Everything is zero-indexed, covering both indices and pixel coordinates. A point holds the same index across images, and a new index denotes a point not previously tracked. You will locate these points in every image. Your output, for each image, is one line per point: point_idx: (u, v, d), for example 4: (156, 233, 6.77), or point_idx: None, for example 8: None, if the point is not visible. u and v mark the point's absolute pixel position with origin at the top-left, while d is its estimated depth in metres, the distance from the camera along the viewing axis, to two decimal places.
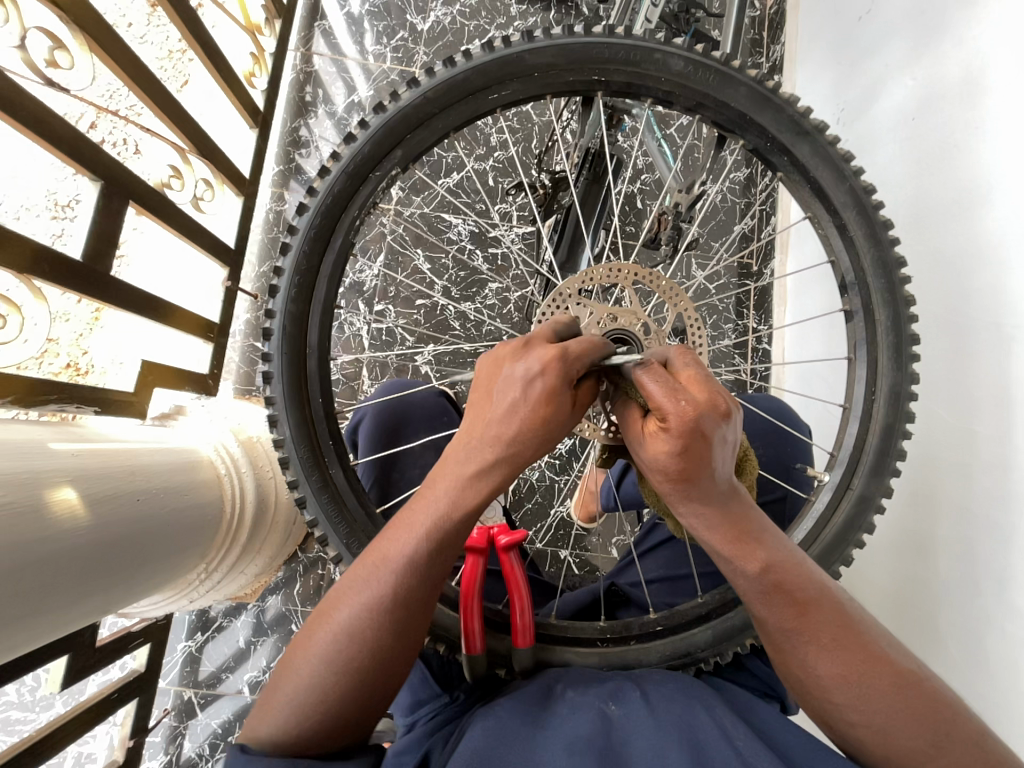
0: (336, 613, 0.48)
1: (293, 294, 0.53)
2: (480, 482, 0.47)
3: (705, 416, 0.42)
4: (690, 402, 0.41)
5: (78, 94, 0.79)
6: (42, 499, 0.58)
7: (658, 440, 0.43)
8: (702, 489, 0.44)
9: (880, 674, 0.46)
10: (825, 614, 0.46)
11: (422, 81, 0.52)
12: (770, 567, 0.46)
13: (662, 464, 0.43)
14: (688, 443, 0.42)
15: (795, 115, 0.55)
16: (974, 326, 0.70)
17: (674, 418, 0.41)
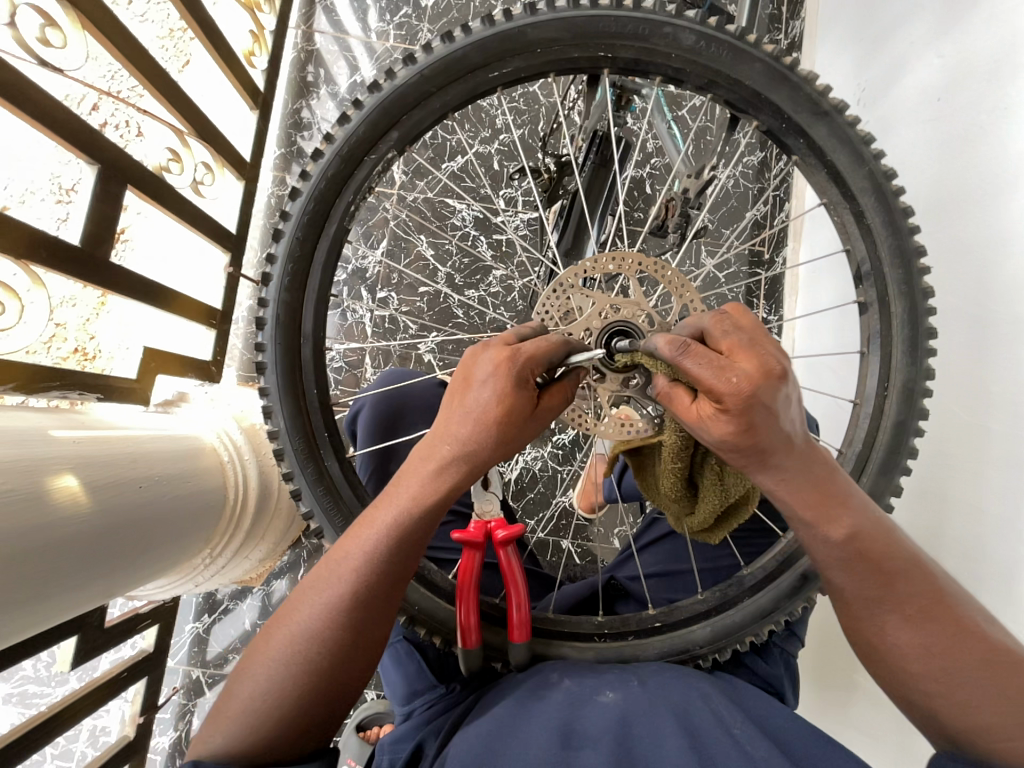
0: (294, 620, 0.48)
1: (286, 282, 0.52)
2: (439, 481, 0.48)
3: (761, 387, 0.39)
4: (744, 378, 0.39)
5: (75, 74, 0.77)
6: (43, 486, 0.58)
7: (721, 416, 0.40)
8: (776, 460, 0.42)
9: (969, 649, 0.45)
10: (910, 583, 0.46)
11: (419, 59, 0.50)
12: (852, 537, 0.45)
13: (729, 442, 0.41)
14: (752, 416, 0.39)
15: (814, 93, 0.52)
16: (993, 319, 0.67)
17: (733, 397, 0.39)
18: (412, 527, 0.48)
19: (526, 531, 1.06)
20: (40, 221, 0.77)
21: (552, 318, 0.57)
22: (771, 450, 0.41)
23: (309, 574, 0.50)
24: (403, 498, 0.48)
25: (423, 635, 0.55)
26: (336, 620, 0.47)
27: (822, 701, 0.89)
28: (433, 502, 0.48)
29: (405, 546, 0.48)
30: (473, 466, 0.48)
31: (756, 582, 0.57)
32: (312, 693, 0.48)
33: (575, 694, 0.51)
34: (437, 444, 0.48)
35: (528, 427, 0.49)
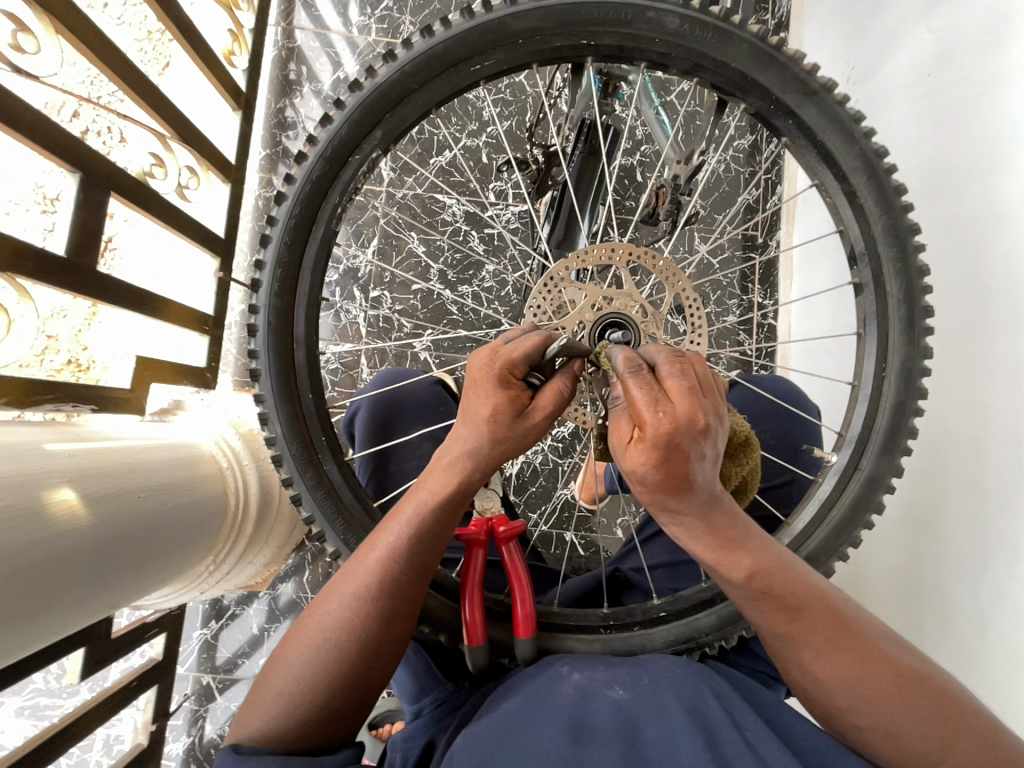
0: (325, 608, 0.48)
1: (276, 288, 0.51)
2: (451, 477, 0.48)
3: (682, 429, 0.39)
4: (668, 415, 0.39)
5: (51, 82, 0.76)
6: (41, 501, 0.57)
7: (631, 455, 0.41)
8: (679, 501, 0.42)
9: (878, 672, 0.46)
10: (820, 622, 0.46)
11: (400, 55, 0.49)
12: (764, 576, 0.45)
13: (638, 476, 0.41)
14: (666, 455, 0.39)
15: (801, 73, 0.51)
16: (989, 294, 0.67)
17: (652, 428, 0.39)
18: (430, 525, 0.48)
19: (529, 525, 1.06)
20: (25, 232, 0.76)
21: (545, 313, 0.56)
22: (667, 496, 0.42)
23: (335, 571, 0.50)
24: (425, 492, 0.48)
25: (430, 634, 0.55)
26: (363, 608, 0.47)
27: None
28: (449, 497, 0.48)
29: (425, 541, 0.48)
30: (492, 460, 0.48)
31: None
32: (343, 681, 0.48)
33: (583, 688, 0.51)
34: (457, 438, 0.48)
35: (523, 431, 0.47)
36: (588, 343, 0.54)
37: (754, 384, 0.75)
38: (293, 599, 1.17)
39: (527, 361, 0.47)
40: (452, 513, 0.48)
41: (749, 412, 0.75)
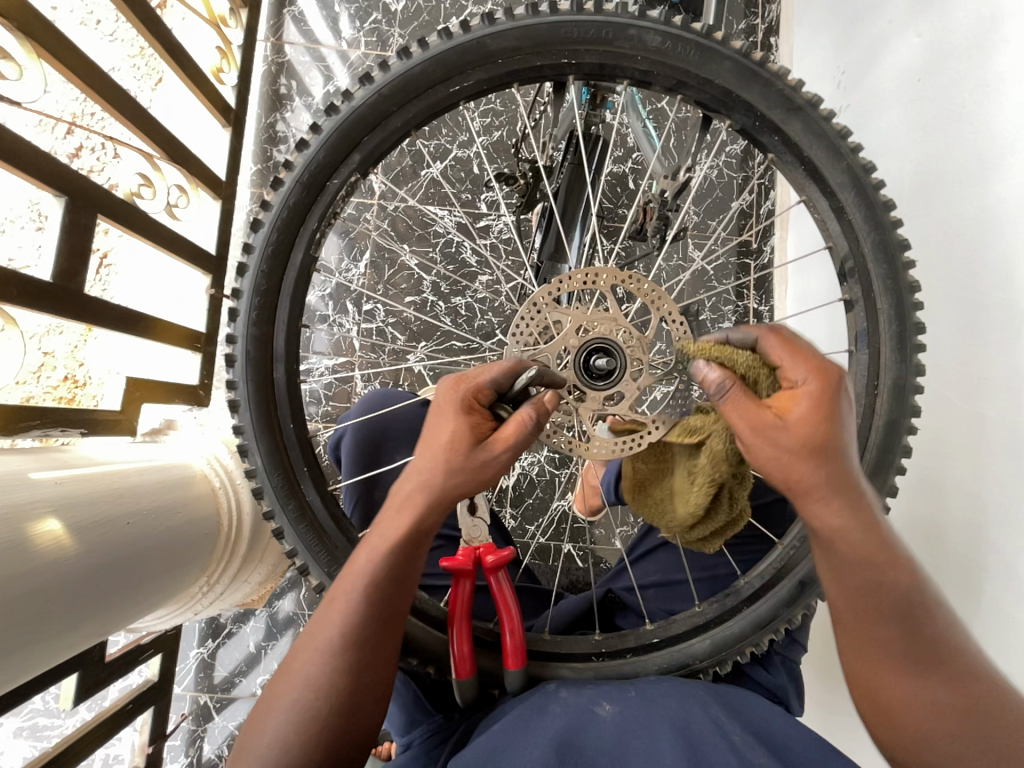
0: (300, 659, 0.47)
1: (255, 317, 0.50)
2: (414, 506, 0.47)
3: (831, 388, 0.45)
4: (814, 375, 0.45)
5: (34, 107, 0.76)
6: (25, 533, 0.57)
7: (786, 422, 0.44)
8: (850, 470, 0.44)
9: (979, 711, 0.45)
10: (946, 660, 0.46)
11: (376, 78, 0.48)
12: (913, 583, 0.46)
13: (805, 440, 0.44)
14: (829, 408, 0.44)
15: (786, 89, 0.50)
16: (983, 303, 0.66)
17: (810, 391, 0.45)
18: (393, 555, 0.47)
19: (525, 539, 1.05)
20: (20, 250, 0.76)
21: (530, 338, 0.55)
22: (836, 464, 0.44)
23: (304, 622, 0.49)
24: (390, 523, 0.47)
25: (418, 664, 0.54)
26: (337, 654, 0.46)
27: (829, 695, 0.89)
28: (411, 527, 0.47)
29: (392, 573, 0.47)
30: (461, 488, 0.47)
31: (753, 591, 0.56)
32: (323, 735, 0.46)
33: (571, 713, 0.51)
34: (419, 466, 0.48)
35: (483, 459, 0.47)
36: (572, 370, 0.53)
37: None
38: (290, 616, 1.16)
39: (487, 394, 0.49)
40: (418, 543, 0.47)
41: None
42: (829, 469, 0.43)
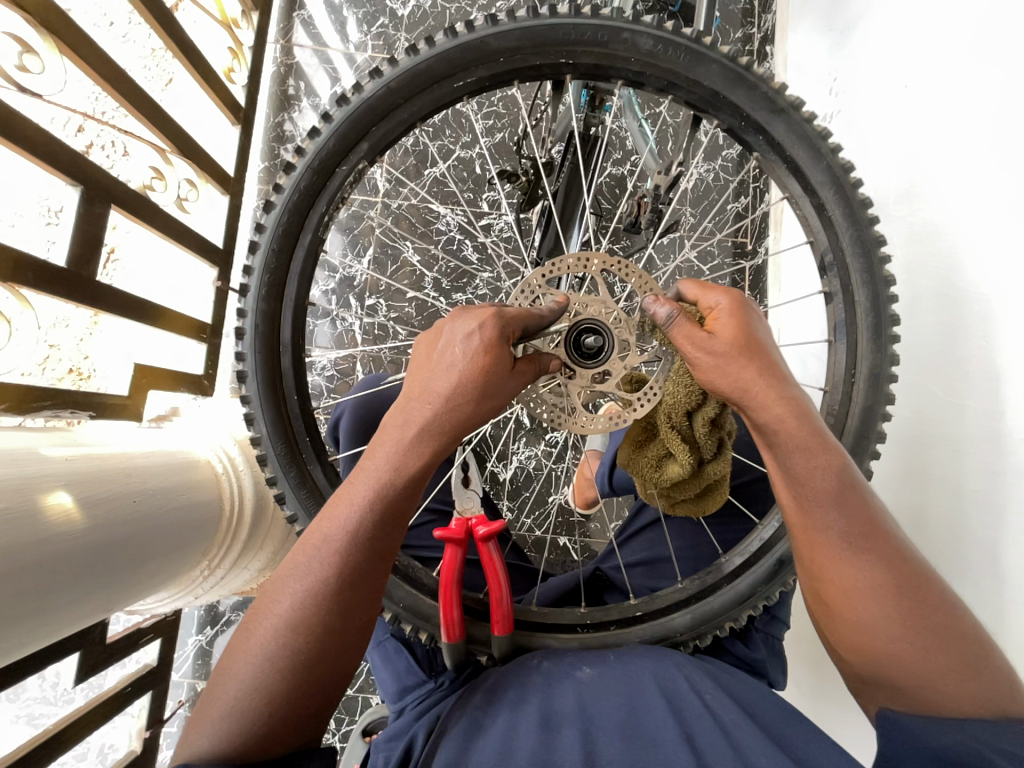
0: (274, 613, 0.47)
1: (263, 293, 0.53)
2: (406, 466, 0.48)
3: (741, 300, 0.51)
4: (721, 293, 0.51)
5: (55, 100, 0.78)
6: (36, 505, 0.59)
7: (712, 336, 0.49)
8: (777, 379, 0.48)
9: (917, 599, 0.47)
10: (882, 539, 0.47)
11: (385, 71, 0.51)
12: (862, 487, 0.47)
13: (729, 341, 0.48)
14: (739, 311, 0.50)
15: (770, 91, 0.53)
16: (962, 299, 0.69)
17: (725, 302, 0.51)
18: (381, 513, 0.48)
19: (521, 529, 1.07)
20: (31, 244, 0.75)
21: None
22: (759, 360, 0.48)
23: (281, 569, 0.49)
24: (412, 422, 0.48)
25: (409, 631, 0.57)
26: (315, 607, 0.47)
27: (816, 685, 0.90)
28: (433, 432, 0.48)
29: (380, 533, 0.48)
30: (479, 403, 0.49)
31: (734, 569, 0.58)
32: (297, 687, 0.47)
33: (551, 673, 0.54)
34: (439, 370, 0.48)
35: (507, 384, 0.50)
36: (563, 348, 0.56)
37: None
38: None
39: (469, 336, 0.48)
40: (434, 451, 0.48)
41: None
42: (753, 370, 0.48)
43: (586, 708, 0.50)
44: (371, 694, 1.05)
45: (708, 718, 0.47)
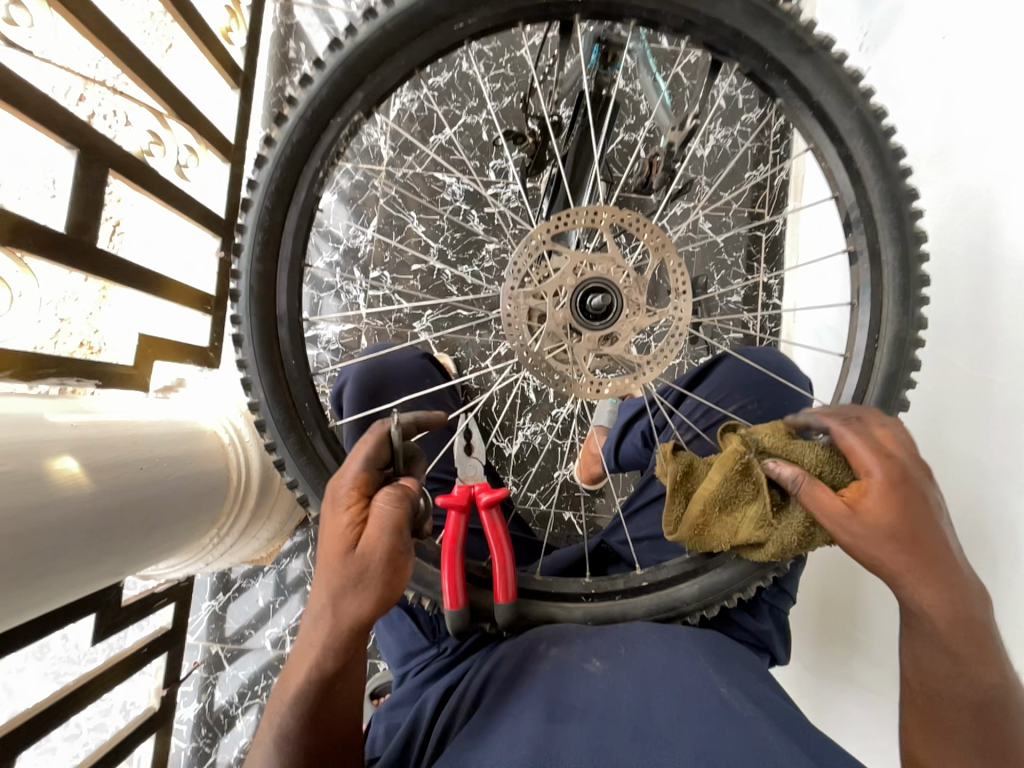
0: (275, 729, 0.48)
1: (257, 252, 0.51)
2: (303, 668, 0.48)
3: (911, 469, 0.46)
4: (895, 463, 0.46)
5: (47, 57, 0.76)
6: (43, 468, 0.59)
7: (864, 513, 0.45)
8: (921, 539, 0.45)
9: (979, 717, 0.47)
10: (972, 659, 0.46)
11: (380, 12, 0.48)
12: (903, 550, 0.45)
13: (885, 523, 0.45)
14: (898, 490, 0.45)
15: (797, 29, 0.49)
16: (996, 267, 0.65)
17: (885, 473, 0.45)
18: (300, 718, 0.48)
19: (526, 504, 1.07)
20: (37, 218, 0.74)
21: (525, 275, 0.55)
22: (912, 536, 0.45)
23: (272, 697, 0.49)
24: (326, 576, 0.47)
25: (413, 597, 0.57)
26: (308, 716, 0.48)
27: (820, 661, 0.90)
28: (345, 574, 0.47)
29: (300, 736, 0.48)
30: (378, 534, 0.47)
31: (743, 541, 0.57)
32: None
33: (562, 661, 0.53)
34: (337, 522, 0.48)
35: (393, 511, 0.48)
36: (569, 309, 0.54)
37: (744, 354, 0.72)
38: (300, 574, 1.20)
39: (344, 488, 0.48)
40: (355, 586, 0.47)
41: (730, 384, 0.73)
42: (897, 545, 0.45)
43: (596, 707, 0.50)
44: (378, 661, 1.07)
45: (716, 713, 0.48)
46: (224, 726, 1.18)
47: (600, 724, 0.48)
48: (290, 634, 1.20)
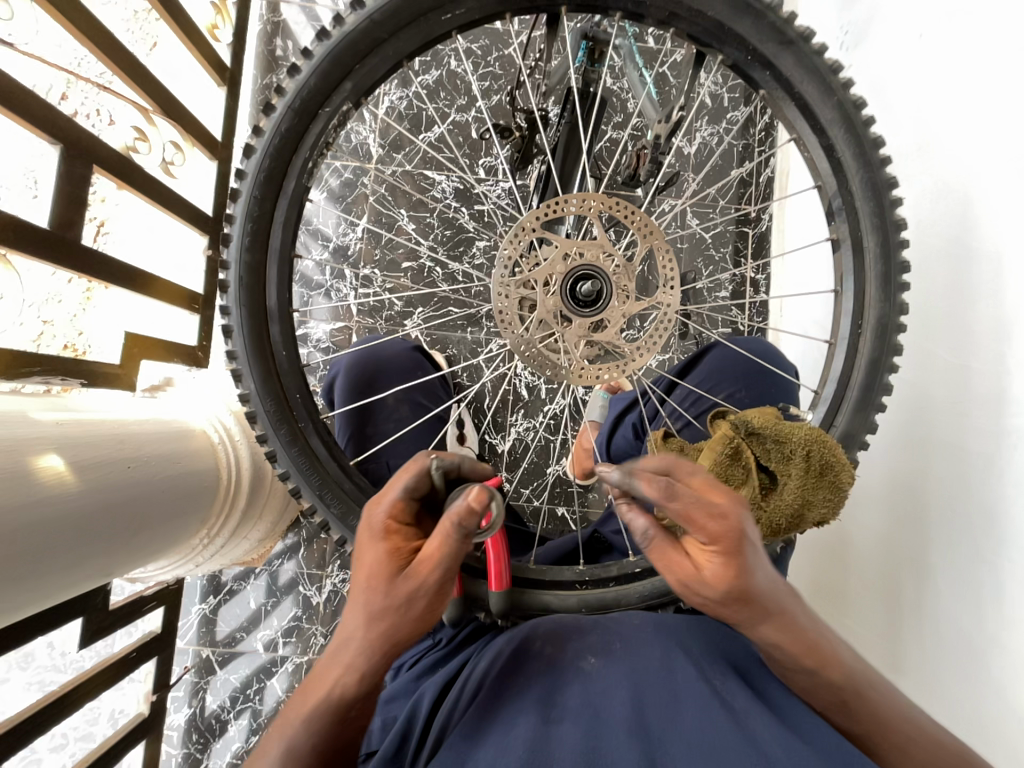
0: (284, 742, 0.46)
1: (247, 242, 0.51)
2: (329, 684, 0.46)
3: (742, 534, 0.42)
4: (716, 527, 0.42)
5: (27, 50, 0.75)
6: (28, 466, 0.58)
7: (708, 581, 0.43)
8: (757, 606, 0.44)
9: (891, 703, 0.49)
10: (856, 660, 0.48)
11: (368, 2, 0.48)
12: (731, 615, 0.45)
13: (711, 593, 0.43)
14: (737, 555, 0.42)
15: (778, 21, 0.50)
16: (974, 257, 0.67)
17: (723, 540, 0.42)
18: (311, 747, 0.46)
19: (520, 500, 1.07)
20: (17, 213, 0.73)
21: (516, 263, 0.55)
22: (747, 609, 0.44)
23: (288, 704, 0.47)
24: (374, 595, 0.46)
25: None
26: (325, 735, 0.46)
27: None
28: (396, 599, 0.46)
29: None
30: (438, 569, 0.46)
31: None
32: None
33: (556, 664, 0.53)
34: (394, 540, 0.48)
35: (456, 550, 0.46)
36: (559, 296, 0.55)
37: (733, 344, 0.73)
38: (292, 576, 1.19)
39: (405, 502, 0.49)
40: (403, 613, 0.46)
41: (720, 374, 0.74)
42: (745, 614, 0.44)
43: (593, 703, 0.49)
44: None
45: (711, 707, 0.47)
46: (216, 731, 1.16)
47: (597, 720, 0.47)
48: (282, 637, 1.18)
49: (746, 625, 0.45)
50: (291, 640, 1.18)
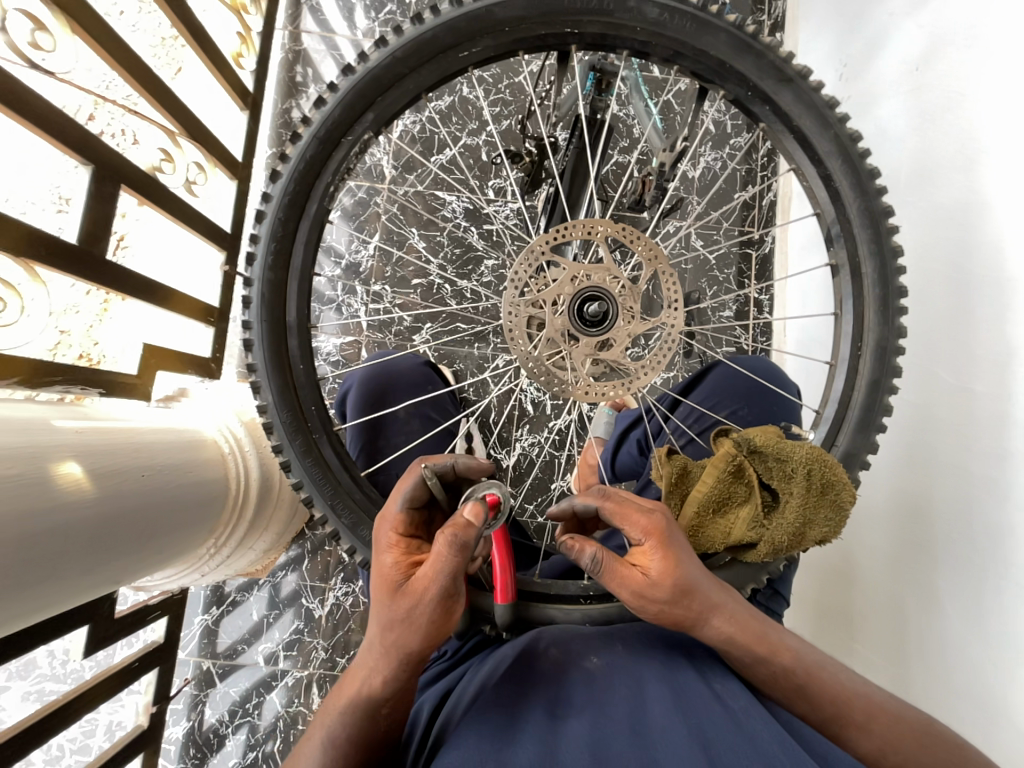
0: (324, 738, 0.50)
1: (270, 261, 0.53)
2: (358, 682, 0.50)
3: (665, 529, 0.50)
4: (644, 526, 0.49)
5: (65, 77, 0.79)
6: (48, 473, 0.60)
7: (653, 579, 0.48)
8: (697, 599, 0.49)
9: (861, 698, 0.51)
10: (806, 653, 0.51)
11: (391, 41, 0.51)
12: (679, 617, 0.49)
13: (656, 591, 0.48)
14: (668, 545, 0.49)
15: (777, 59, 0.53)
16: (973, 282, 0.69)
17: (652, 534, 0.49)
18: (351, 740, 0.49)
19: (524, 516, 1.07)
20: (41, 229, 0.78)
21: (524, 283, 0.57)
22: (693, 603, 0.49)
23: (326, 703, 0.51)
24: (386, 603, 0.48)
25: None
26: (356, 732, 0.49)
27: None
28: (403, 608, 0.47)
29: (349, 759, 0.49)
30: (439, 578, 0.47)
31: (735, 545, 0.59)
32: None
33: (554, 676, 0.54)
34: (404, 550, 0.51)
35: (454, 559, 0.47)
36: (566, 316, 0.56)
37: (735, 364, 0.75)
38: (294, 588, 1.19)
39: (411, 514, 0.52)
40: (411, 624, 0.47)
41: (723, 394, 0.75)
42: (691, 610, 0.49)
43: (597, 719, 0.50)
44: None
45: (709, 717, 0.47)
46: (214, 746, 1.15)
47: (599, 717, 0.49)
48: (284, 650, 1.18)
49: (695, 624, 0.49)
50: (292, 653, 1.17)
